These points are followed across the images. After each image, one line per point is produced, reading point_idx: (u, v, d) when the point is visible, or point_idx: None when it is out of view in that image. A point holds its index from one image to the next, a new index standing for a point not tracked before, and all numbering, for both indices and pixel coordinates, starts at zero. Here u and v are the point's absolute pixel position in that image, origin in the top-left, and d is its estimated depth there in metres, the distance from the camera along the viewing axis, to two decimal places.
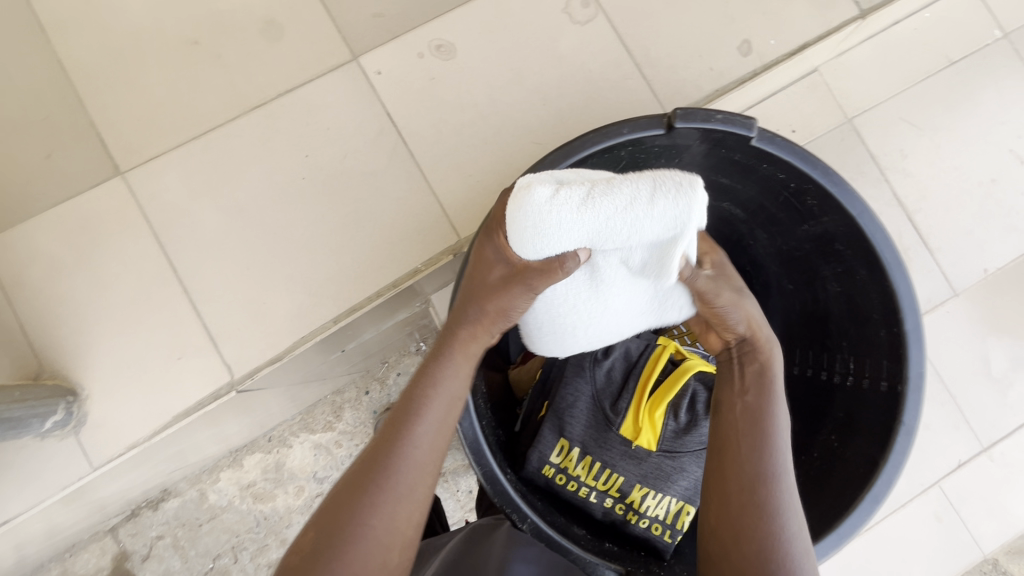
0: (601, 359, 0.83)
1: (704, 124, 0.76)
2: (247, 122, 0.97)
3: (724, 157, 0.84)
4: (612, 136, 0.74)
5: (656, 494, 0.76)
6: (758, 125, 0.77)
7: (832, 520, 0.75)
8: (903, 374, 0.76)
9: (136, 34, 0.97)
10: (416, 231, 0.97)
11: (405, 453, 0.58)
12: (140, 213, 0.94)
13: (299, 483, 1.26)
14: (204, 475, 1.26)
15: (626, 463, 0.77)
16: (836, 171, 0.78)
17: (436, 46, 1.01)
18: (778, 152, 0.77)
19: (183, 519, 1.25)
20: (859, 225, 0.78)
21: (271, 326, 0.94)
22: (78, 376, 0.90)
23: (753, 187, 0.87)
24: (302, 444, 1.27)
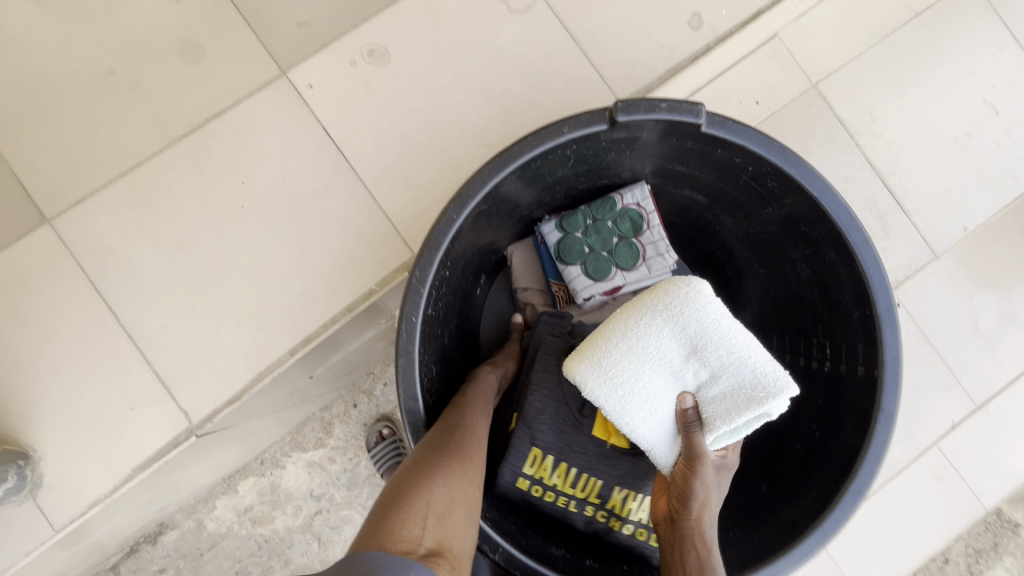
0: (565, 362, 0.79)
1: (649, 115, 0.71)
2: (175, 152, 0.91)
3: (677, 146, 0.79)
4: (553, 138, 0.70)
5: (637, 496, 0.76)
6: (706, 110, 0.72)
7: (817, 516, 0.72)
8: (880, 358, 0.73)
9: (45, 71, 0.91)
10: (367, 250, 0.93)
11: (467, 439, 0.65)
12: (73, 261, 0.89)
13: (297, 502, 1.24)
14: (200, 504, 1.23)
15: (603, 466, 0.76)
16: (794, 151, 0.73)
17: (369, 52, 0.95)
18: (730, 136, 0.72)
19: (184, 550, 1.23)
20: (821, 206, 0.74)
21: (226, 365, 0.90)
22: (28, 437, 0.86)
23: (711, 172, 0.83)
24: (296, 462, 1.24)
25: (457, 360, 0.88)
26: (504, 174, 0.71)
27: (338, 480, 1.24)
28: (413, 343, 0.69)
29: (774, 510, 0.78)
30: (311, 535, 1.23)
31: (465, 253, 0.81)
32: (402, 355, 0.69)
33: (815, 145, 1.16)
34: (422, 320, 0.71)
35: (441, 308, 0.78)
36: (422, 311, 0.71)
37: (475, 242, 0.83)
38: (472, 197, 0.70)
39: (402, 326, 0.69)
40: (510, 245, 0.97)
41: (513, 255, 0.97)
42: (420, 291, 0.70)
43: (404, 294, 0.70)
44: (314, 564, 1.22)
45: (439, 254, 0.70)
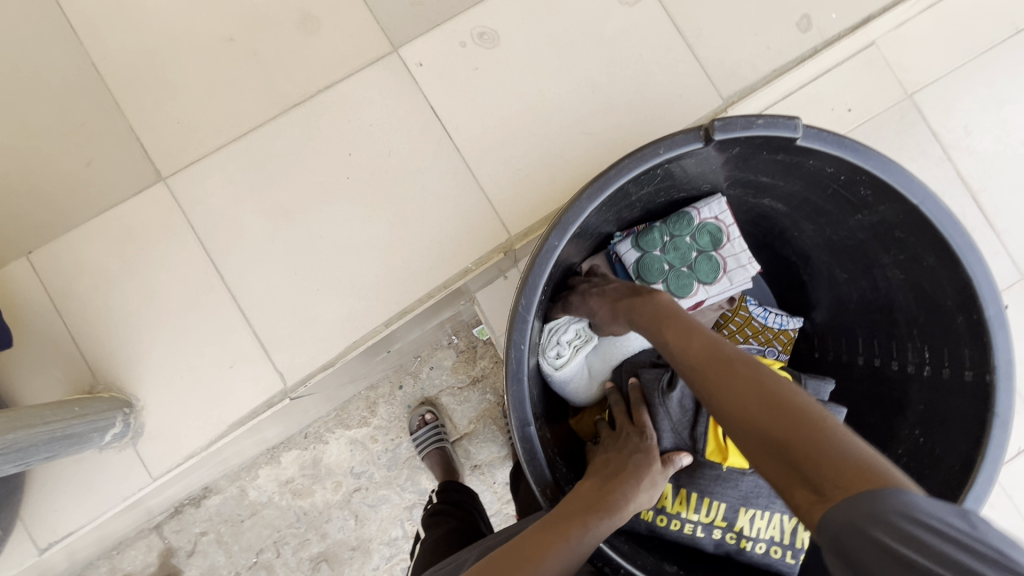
0: (668, 391, 0.74)
1: (745, 132, 0.70)
2: (288, 121, 0.94)
3: (765, 160, 0.79)
4: (649, 159, 0.70)
5: (763, 515, 0.73)
6: (802, 123, 0.71)
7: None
8: (990, 362, 0.72)
9: (170, 33, 0.94)
10: (465, 230, 0.94)
11: (612, 510, 0.61)
12: (184, 220, 0.91)
13: (337, 478, 1.26)
14: (243, 473, 1.26)
15: (724, 488, 0.73)
16: (891, 159, 0.72)
17: (479, 34, 0.96)
18: (827, 147, 0.72)
19: (225, 516, 1.25)
20: (922, 212, 0.73)
21: (322, 332, 0.92)
22: (132, 386, 0.89)
23: (796, 182, 0.82)
24: (338, 440, 1.26)
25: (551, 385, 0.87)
26: (599, 199, 0.71)
27: (379, 460, 1.26)
28: (523, 369, 0.70)
29: None
30: (348, 512, 1.25)
31: (560, 265, 0.82)
32: (511, 384, 0.70)
33: (906, 156, 1.15)
34: (529, 346, 0.72)
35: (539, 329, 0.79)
36: (528, 337, 0.72)
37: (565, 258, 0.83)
38: (572, 222, 0.71)
39: (510, 354, 0.70)
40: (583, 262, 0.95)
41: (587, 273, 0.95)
42: (525, 317, 0.71)
43: (510, 323, 0.71)
44: (350, 540, 1.25)
45: (542, 281, 0.70)
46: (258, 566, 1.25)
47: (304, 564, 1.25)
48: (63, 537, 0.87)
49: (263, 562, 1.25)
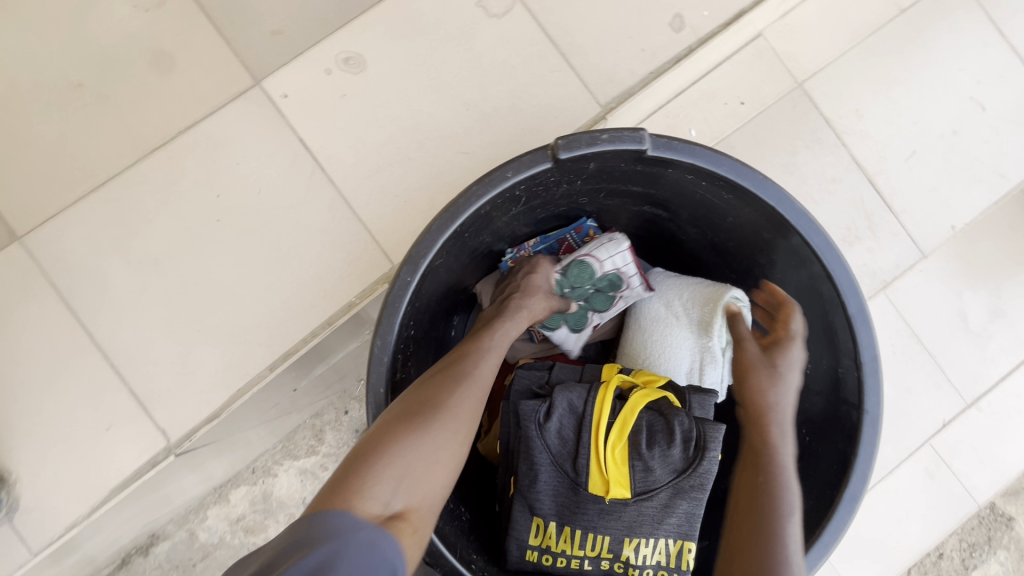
0: (544, 424, 0.74)
1: (591, 148, 0.69)
2: (148, 166, 0.89)
3: (628, 170, 0.77)
4: (497, 184, 0.69)
5: (648, 542, 0.72)
6: (649, 133, 0.70)
7: (815, 528, 0.70)
8: (857, 359, 0.72)
9: (12, 84, 0.89)
10: (346, 262, 0.91)
11: (456, 402, 0.61)
12: (46, 279, 0.87)
13: (291, 514, 0.94)
14: (190, 515, 0.93)
15: (607, 521, 0.72)
16: (744, 163, 0.72)
17: (344, 59, 0.93)
18: (679, 157, 0.71)
19: (176, 564, 0.93)
20: (780, 214, 0.72)
21: (204, 382, 0.88)
22: (2, 460, 0.84)
23: (666, 190, 0.81)
24: (287, 472, 0.94)
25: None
26: (453, 229, 0.70)
27: None
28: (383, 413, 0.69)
29: None
30: None
31: (432, 297, 0.80)
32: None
33: (802, 145, 1.15)
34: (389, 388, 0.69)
35: (412, 365, 0.77)
36: (388, 379, 0.70)
37: (442, 285, 0.82)
38: (425, 256, 0.69)
39: (370, 398, 0.68)
40: (476, 283, 0.94)
41: (480, 293, 0.94)
42: (383, 359, 0.68)
43: (367, 365, 0.68)
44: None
45: (399, 320, 0.69)
46: None
47: None
48: None
49: None
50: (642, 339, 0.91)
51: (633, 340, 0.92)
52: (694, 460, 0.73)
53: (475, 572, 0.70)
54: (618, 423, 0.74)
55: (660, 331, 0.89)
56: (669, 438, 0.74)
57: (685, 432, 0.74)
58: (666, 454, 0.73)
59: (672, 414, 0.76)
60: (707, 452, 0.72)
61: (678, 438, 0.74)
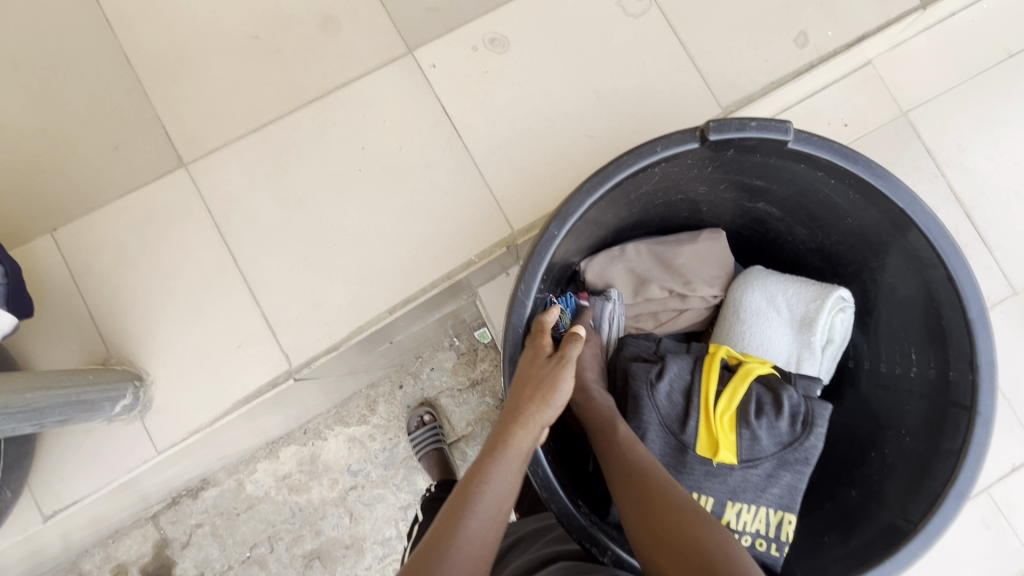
0: (656, 382, 0.80)
1: (738, 133, 0.75)
2: (305, 115, 0.98)
3: (759, 162, 0.82)
4: (646, 157, 0.74)
5: (751, 508, 0.76)
6: (793, 127, 0.75)
7: (920, 518, 0.73)
8: (973, 363, 0.74)
9: (199, 28, 0.99)
10: (471, 224, 0.97)
11: (452, 558, 0.56)
12: (203, 205, 0.96)
13: (333, 476, 1.28)
14: (241, 466, 1.29)
15: (713, 483, 0.76)
16: (878, 164, 0.76)
17: (490, 39, 1.01)
18: (817, 151, 0.75)
19: (221, 509, 1.28)
20: (907, 216, 0.76)
21: (327, 316, 0.95)
22: (143, 361, 0.92)
23: (789, 186, 0.85)
24: (337, 437, 1.29)
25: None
26: (600, 192, 0.74)
27: (377, 459, 1.28)
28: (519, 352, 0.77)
29: (876, 514, 0.79)
30: (343, 510, 1.27)
31: (558, 262, 0.86)
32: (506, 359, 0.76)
33: (900, 171, 1.18)
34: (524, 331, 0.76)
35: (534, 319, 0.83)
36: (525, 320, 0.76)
37: (567, 250, 0.87)
38: (572, 214, 0.73)
39: (508, 337, 0.76)
40: (580, 261, 0.97)
41: (585, 271, 0.96)
42: (524, 302, 0.74)
43: (509, 305, 0.74)
44: (344, 538, 1.26)
45: (542, 268, 0.74)
46: (249, 560, 1.26)
47: (296, 560, 1.26)
48: (67, 505, 0.90)
49: (255, 557, 1.26)
50: (746, 324, 0.92)
51: (728, 331, 0.94)
52: (801, 434, 0.77)
53: (584, 516, 0.73)
54: (728, 391, 0.79)
55: (760, 325, 0.91)
56: (777, 410, 0.77)
57: (793, 406, 0.77)
58: (773, 425, 0.77)
59: (781, 388, 0.79)
60: (813, 428, 0.77)
61: (786, 410, 0.77)
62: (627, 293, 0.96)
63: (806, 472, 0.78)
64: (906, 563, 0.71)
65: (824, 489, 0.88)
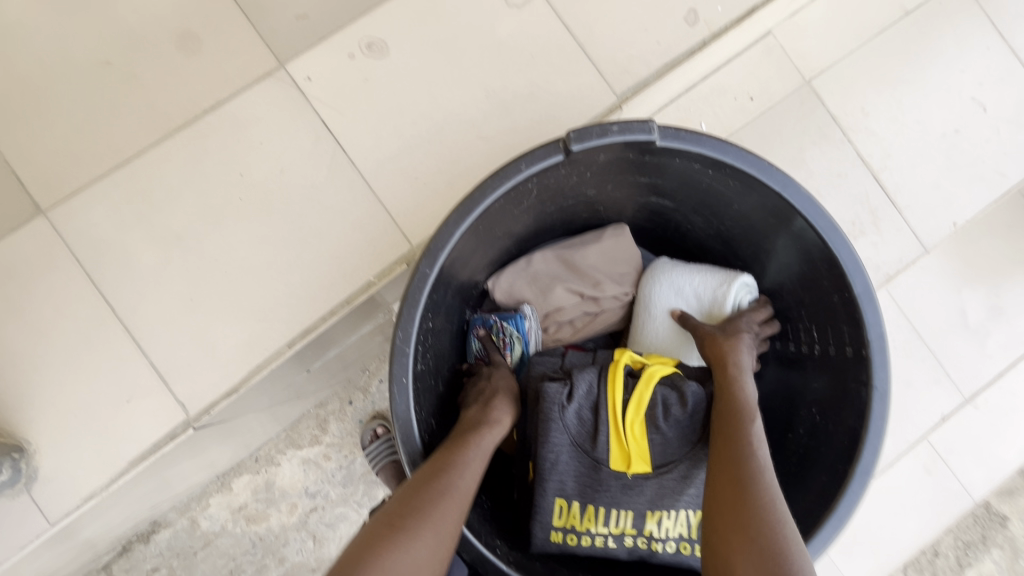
0: (565, 405, 0.76)
1: (601, 140, 0.71)
2: (173, 145, 0.91)
3: (634, 162, 0.79)
4: (511, 175, 0.70)
5: (671, 514, 0.75)
6: (657, 125, 0.72)
7: (830, 501, 0.73)
8: (864, 338, 0.74)
9: (41, 61, 0.91)
10: (367, 243, 0.93)
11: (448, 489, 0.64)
12: (70, 255, 0.88)
13: (291, 500, 1.23)
14: (192, 503, 1.23)
15: (631, 496, 0.75)
16: (751, 151, 0.74)
17: (367, 44, 0.95)
18: (685, 146, 0.73)
19: (177, 550, 1.22)
20: (785, 199, 0.75)
21: (224, 357, 0.89)
22: (22, 431, 0.85)
23: (673, 179, 0.83)
24: (291, 460, 1.23)
25: (454, 405, 0.88)
26: (468, 224, 0.71)
27: (333, 477, 1.23)
28: (409, 405, 0.70)
29: (793, 502, 0.78)
30: (305, 533, 1.22)
31: (452, 283, 0.82)
32: (398, 420, 0.70)
33: (809, 141, 1.18)
34: (412, 378, 0.71)
35: (425, 357, 0.78)
36: (411, 370, 0.71)
37: (461, 270, 0.83)
38: (442, 249, 0.70)
39: (393, 387, 0.69)
40: (487, 279, 0.94)
41: (493, 289, 0.93)
42: (405, 350, 0.69)
43: (390, 357, 0.69)
44: (310, 561, 1.22)
45: (419, 311, 0.70)
46: None
47: None
48: None
49: None
50: (654, 321, 0.91)
51: (642, 328, 0.92)
52: (707, 432, 0.76)
53: (501, 558, 0.71)
54: (634, 401, 0.77)
55: (670, 313, 0.89)
56: (684, 408, 0.76)
57: (697, 406, 0.76)
58: (681, 425, 0.76)
59: (685, 386, 0.78)
60: None
61: (693, 407, 0.77)
62: (538, 302, 0.93)
63: None
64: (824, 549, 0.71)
65: None
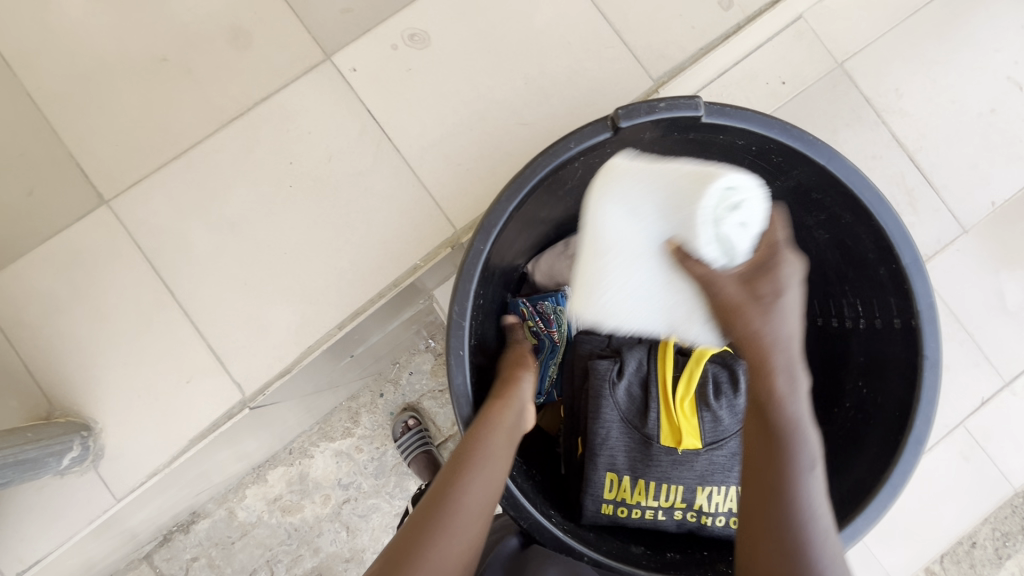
0: (616, 381, 0.78)
1: (649, 117, 0.73)
2: (227, 135, 0.95)
3: (678, 140, 0.81)
4: (561, 154, 0.72)
5: (721, 490, 0.76)
6: (703, 100, 0.73)
7: (883, 471, 0.73)
8: (914, 308, 0.75)
9: (102, 58, 0.95)
10: (412, 228, 0.95)
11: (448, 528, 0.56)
12: (131, 242, 0.92)
13: (325, 492, 1.26)
14: (230, 494, 1.26)
15: (681, 470, 0.76)
16: (795, 125, 0.75)
17: (410, 35, 0.98)
18: (731, 122, 0.74)
19: (216, 539, 1.25)
20: (830, 172, 0.76)
21: (276, 340, 0.92)
22: (90, 410, 0.89)
23: (715, 157, 0.84)
24: (324, 453, 1.26)
25: None
26: (521, 199, 0.72)
27: (366, 469, 1.26)
28: (465, 377, 0.72)
29: (844, 473, 0.79)
30: (339, 524, 1.25)
31: (500, 263, 0.84)
32: (455, 391, 0.71)
33: (843, 123, 1.18)
34: (468, 351, 0.73)
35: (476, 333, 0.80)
36: (467, 343, 0.73)
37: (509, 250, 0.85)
38: (495, 226, 0.72)
39: (451, 360, 0.71)
40: (527, 263, 0.97)
41: (535, 272, 0.96)
42: (462, 322, 0.71)
43: (447, 329, 0.71)
44: (344, 552, 1.24)
45: (474, 287, 0.72)
46: None
47: None
48: (33, 565, 0.87)
49: None
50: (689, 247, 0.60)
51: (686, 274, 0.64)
52: None
53: (557, 525, 0.72)
54: (685, 376, 0.78)
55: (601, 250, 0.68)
56: (735, 388, 0.78)
57: (749, 382, 0.78)
58: (732, 404, 0.77)
59: (736, 364, 0.80)
60: None
61: (742, 387, 0.78)
62: None
63: None
64: (877, 517, 0.72)
65: None
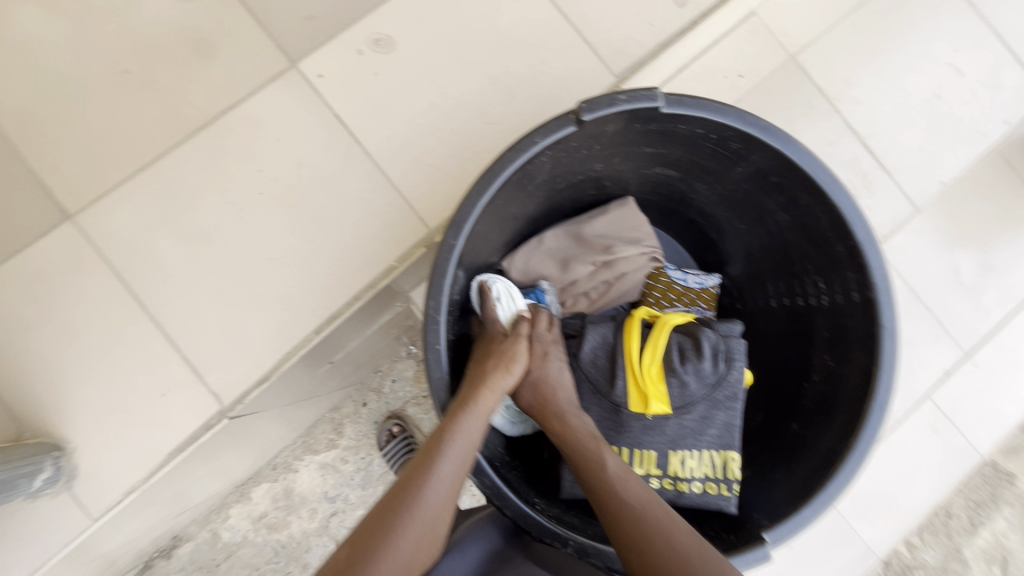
0: (578, 352, 0.83)
1: (611, 108, 0.75)
2: (194, 145, 0.94)
3: (641, 130, 0.83)
4: (527, 148, 0.73)
5: (694, 453, 0.79)
6: (662, 91, 0.76)
7: (850, 437, 0.77)
8: (870, 280, 0.78)
9: (60, 71, 0.94)
10: (386, 229, 0.96)
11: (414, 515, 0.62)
12: (99, 257, 0.91)
13: (311, 506, 1.24)
14: (213, 515, 1.23)
15: (652, 435, 0.79)
16: (751, 112, 0.78)
17: (374, 40, 0.99)
18: (689, 111, 0.77)
19: (199, 563, 1.22)
20: (785, 156, 0.79)
21: (253, 348, 0.92)
22: (61, 430, 0.87)
23: (678, 146, 0.87)
24: (308, 466, 1.25)
25: None
26: (490, 193, 0.73)
27: (353, 480, 1.24)
28: (443, 368, 0.72)
29: (816, 443, 0.82)
30: (327, 538, 1.23)
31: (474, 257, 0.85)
32: (433, 384, 0.73)
33: (799, 113, 1.23)
34: (445, 345, 0.73)
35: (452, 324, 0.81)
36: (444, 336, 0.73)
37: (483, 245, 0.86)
38: (466, 221, 0.72)
39: (428, 355, 0.72)
40: (502, 258, 0.96)
41: (509, 270, 0.95)
42: (438, 316, 0.72)
43: (424, 323, 0.72)
44: None
45: (449, 280, 0.72)
46: None
47: None
48: None
49: None
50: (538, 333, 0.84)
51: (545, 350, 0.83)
52: (725, 371, 0.80)
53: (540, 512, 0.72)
54: (650, 344, 0.81)
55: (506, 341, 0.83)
56: (699, 353, 0.80)
57: (713, 345, 0.80)
58: (698, 368, 0.79)
59: (700, 331, 0.82)
60: (733, 362, 0.80)
61: (707, 352, 0.80)
62: (556, 278, 0.96)
63: (739, 407, 0.80)
64: (844, 473, 0.75)
65: (771, 426, 0.91)
